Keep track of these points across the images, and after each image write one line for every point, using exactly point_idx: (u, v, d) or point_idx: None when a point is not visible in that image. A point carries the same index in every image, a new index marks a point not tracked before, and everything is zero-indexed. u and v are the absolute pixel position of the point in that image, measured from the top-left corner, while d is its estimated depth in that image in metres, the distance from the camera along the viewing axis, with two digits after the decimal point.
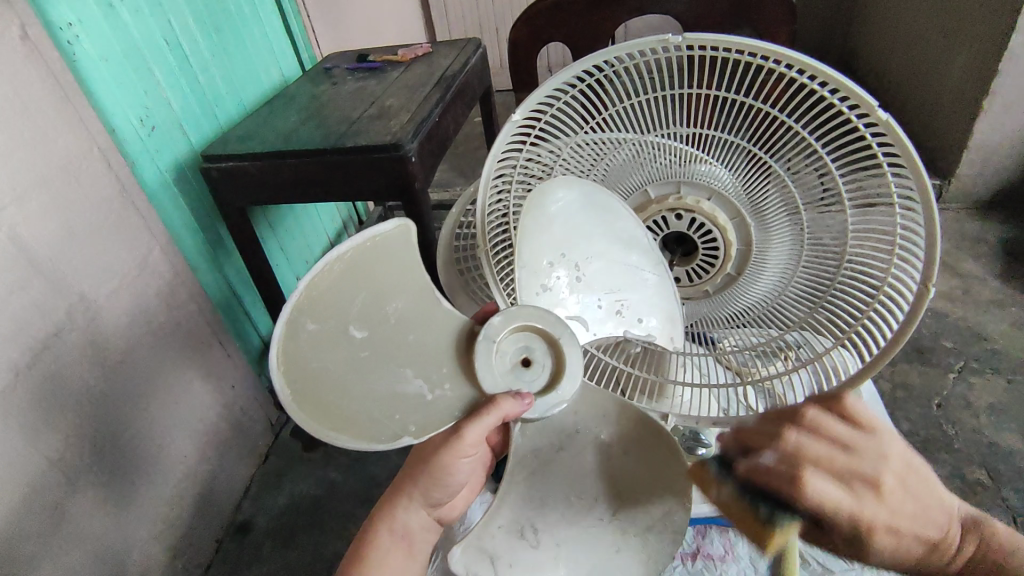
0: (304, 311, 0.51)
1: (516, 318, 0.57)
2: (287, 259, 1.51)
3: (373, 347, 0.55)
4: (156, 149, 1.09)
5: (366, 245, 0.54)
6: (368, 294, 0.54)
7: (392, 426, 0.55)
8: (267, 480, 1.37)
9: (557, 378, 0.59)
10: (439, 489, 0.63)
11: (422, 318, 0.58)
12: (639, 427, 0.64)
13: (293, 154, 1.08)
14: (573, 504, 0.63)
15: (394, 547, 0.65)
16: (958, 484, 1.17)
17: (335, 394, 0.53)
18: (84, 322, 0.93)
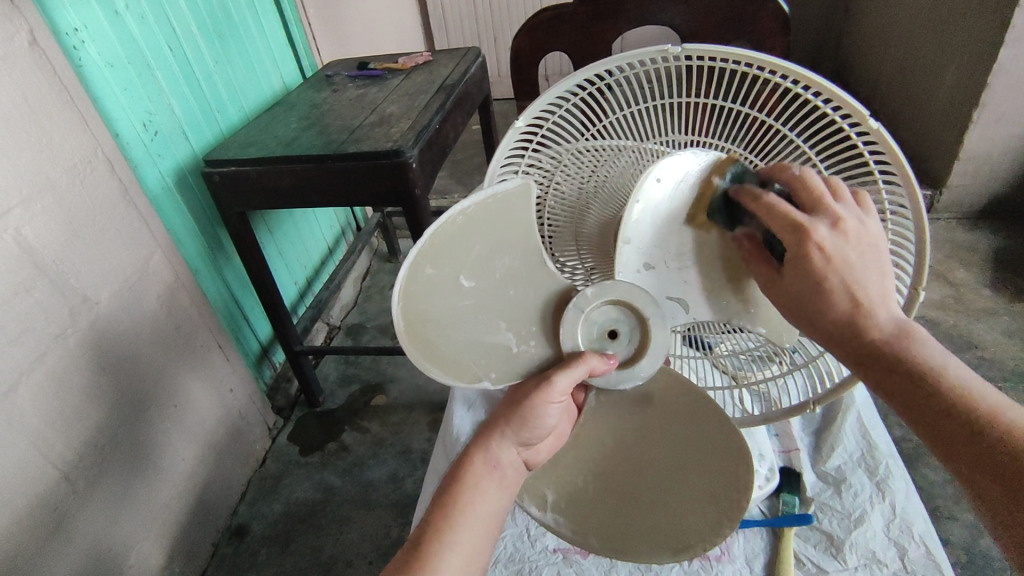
0: (426, 257, 0.54)
1: (608, 290, 0.56)
2: (286, 264, 1.52)
3: (477, 300, 0.57)
4: (158, 154, 1.10)
5: (487, 201, 0.54)
6: (484, 245, 0.55)
7: (479, 370, 0.58)
8: (264, 484, 1.37)
9: (638, 355, 0.57)
10: (534, 429, 0.60)
11: (527, 276, 0.58)
12: (701, 418, 0.62)
13: (294, 160, 1.09)
14: (628, 479, 0.65)
15: (487, 479, 0.60)
16: (951, 489, 1.19)
17: (433, 341, 0.56)
18: (87, 325, 0.93)
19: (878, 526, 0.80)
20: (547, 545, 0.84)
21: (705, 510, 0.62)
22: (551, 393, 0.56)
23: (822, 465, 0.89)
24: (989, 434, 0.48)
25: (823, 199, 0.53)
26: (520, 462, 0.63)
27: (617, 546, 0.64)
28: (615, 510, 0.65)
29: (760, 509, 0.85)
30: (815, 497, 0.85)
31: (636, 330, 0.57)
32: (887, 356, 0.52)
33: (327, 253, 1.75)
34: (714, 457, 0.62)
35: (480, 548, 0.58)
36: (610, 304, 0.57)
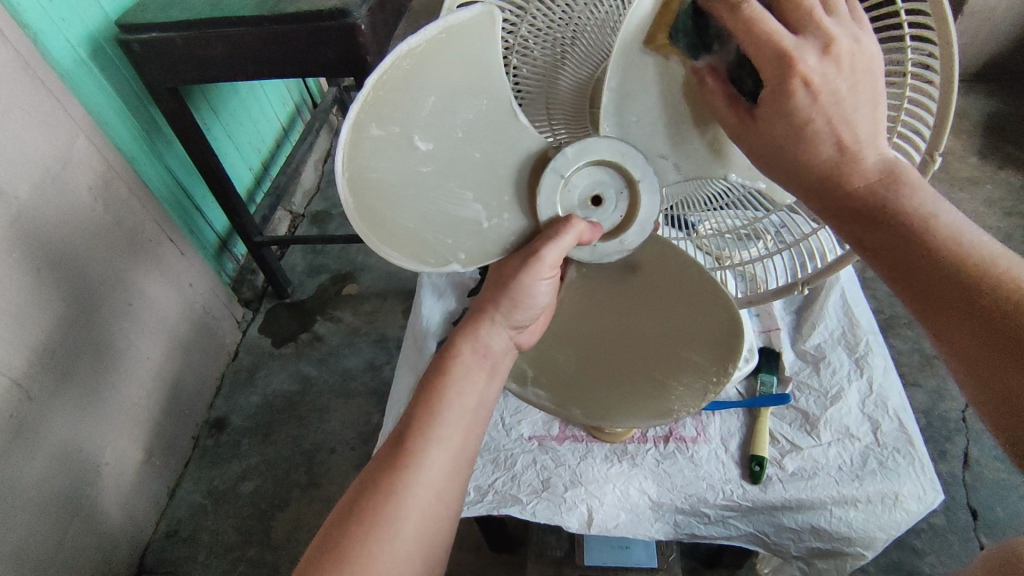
0: (371, 113, 0.46)
1: (592, 153, 0.50)
2: (236, 147, 1.39)
3: (436, 164, 0.49)
4: (62, 19, 0.94)
5: (439, 37, 0.45)
6: (440, 95, 0.47)
7: (444, 250, 0.52)
8: (239, 377, 1.35)
9: (627, 224, 0.52)
10: (524, 306, 0.56)
11: (492, 136, 0.50)
12: (685, 283, 0.59)
13: (224, 23, 0.94)
14: (613, 346, 0.62)
15: (477, 368, 0.55)
16: (917, 357, 1.22)
17: (390, 213, 0.50)
18: (9, 223, 0.84)
19: (853, 402, 0.81)
20: (523, 433, 0.83)
21: (690, 378, 0.61)
22: (540, 268, 0.51)
23: (802, 344, 0.88)
24: (980, 274, 0.41)
25: (814, 13, 0.43)
26: (511, 344, 0.59)
27: (599, 415, 0.63)
28: (593, 378, 0.63)
29: (737, 390, 0.85)
30: (793, 376, 0.85)
31: (621, 195, 0.51)
32: (867, 205, 0.45)
33: (282, 133, 1.61)
34: (702, 327, 0.60)
35: (469, 439, 0.53)
36: (590, 168, 0.50)
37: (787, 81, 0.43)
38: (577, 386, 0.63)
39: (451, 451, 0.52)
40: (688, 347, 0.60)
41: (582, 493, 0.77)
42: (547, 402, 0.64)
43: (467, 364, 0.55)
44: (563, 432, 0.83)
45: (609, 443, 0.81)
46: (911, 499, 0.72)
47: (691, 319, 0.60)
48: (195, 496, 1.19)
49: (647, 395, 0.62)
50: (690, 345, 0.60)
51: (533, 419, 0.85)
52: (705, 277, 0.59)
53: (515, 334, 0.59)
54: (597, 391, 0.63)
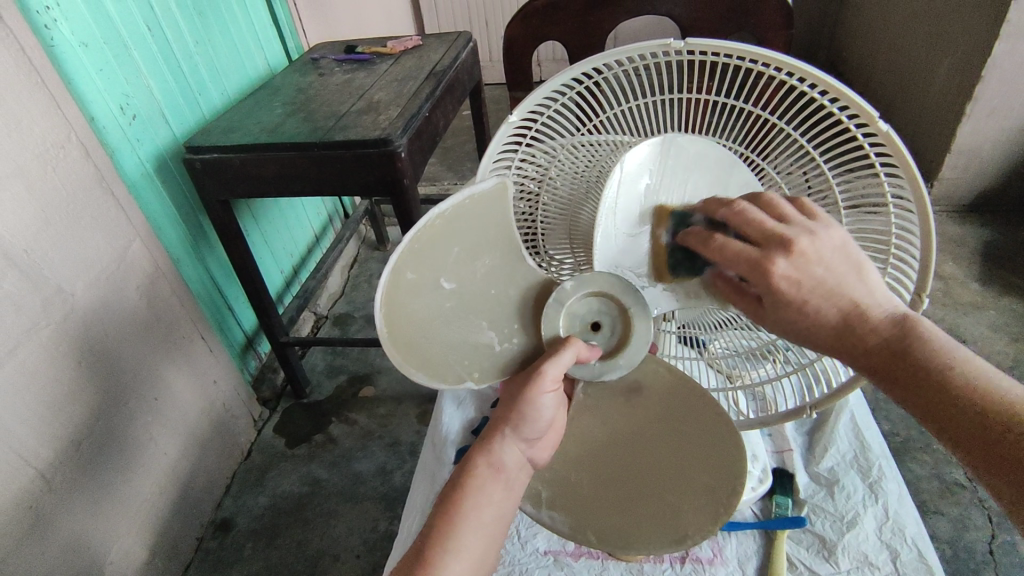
0: (407, 261, 0.52)
1: (588, 283, 0.55)
2: (271, 252, 1.48)
3: (459, 302, 0.55)
4: (137, 139, 1.06)
5: (465, 202, 0.53)
6: (465, 247, 0.54)
7: (462, 372, 0.57)
8: (249, 477, 1.35)
9: (624, 344, 0.56)
10: (535, 421, 0.57)
11: (508, 272, 0.57)
12: (688, 406, 0.61)
13: (278, 148, 1.05)
14: (625, 469, 0.64)
15: (491, 483, 0.57)
16: (937, 484, 1.20)
17: (417, 346, 0.54)
18: (62, 318, 0.90)
19: (870, 529, 0.80)
20: (538, 547, 0.83)
21: (703, 503, 0.62)
22: (543, 383, 0.53)
23: (815, 466, 0.89)
24: (985, 408, 0.47)
25: (767, 222, 0.51)
26: (524, 461, 0.60)
27: (616, 543, 0.63)
28: (608, 501, 0.64)
29: (752, 510, 0.85)
30: (808, 499, 0.85)
31: (615, 318, 0.56)
32: (884, 361, 0.52)
33: (315, 240, 1.72)
34: (709, 447, 0.61)
35: (486, 552, 0.56)
36: (587, 296, 0.56)
37: (770, 268, 0.51)
38: (592, 509, 0.65)
39: (468, 564, 0.55)
40: (695, 472, 0.62)
41: None
42: (563, 524, 0.65)
43: (484, 478, 0.57)
44: (578, 548, 0.82)
45: (625, 562, 0.79)
46: None
47: (697, 443, 0.62)
48: None
49: (662, 520, 0.62)
50: (697, 469, 0.62)
51: (548, 533, 0.84)
52: (702, 401, 0.61)
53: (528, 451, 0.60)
54: (612, 514, 0.64)
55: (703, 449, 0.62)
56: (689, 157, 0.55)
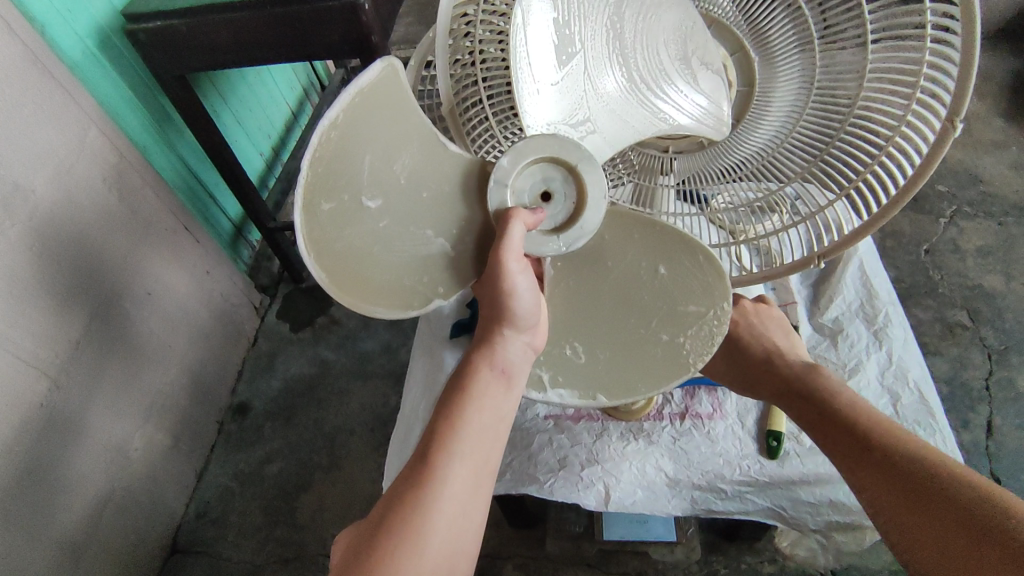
0: (316, 192, 0.50)
1: (526, 154, 0.51)
2: (246, 132, 1.39)
3: (392, 217, 0.54)
4: (68, 10, 0.93)
5: (355, 99, 0.49)
6: (374, 153, 0.52)
7: (429, 295, 0.56)
8: (259, 362, 1.37)
9: (580, 208, 0.53)
10: (516, 303, 0.55)
11: (433, 170, 0.55)
12: (658, 240, 0.59)
13: (227, 9, 0.93)
14: (614, 322, 0.60)
15: (495, 383, 0.55)
16: (939, 327, 1.20)
17: (365, 280, 0.53)
18: (27, 217, 0.85)
19: (871, 375, 0.80)
20: (539, 413, 0.83)
21: (698, 328, 0.59)
22: (505, 262, 0.52)
23: (820, 317, 0.87)
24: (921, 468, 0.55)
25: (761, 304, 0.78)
26: (529, 353, 0.58)
27: (620, 391, 0.60)
28: (604, 356, 0.61)
29: None
30: (811, 350, 0.84)
31: (562, 181, 0.53)
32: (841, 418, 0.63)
33: (292, 117, 1.60)
34: (689, 279, 0.59)
35: (493, 454, 0.52)
36: (532, 166, 0.52)
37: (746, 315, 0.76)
38: (592, 369, 0.60)
39: (471, 469, 0.50)
40: (684, 304, 0.59)
41: (599, 471, 0.77)
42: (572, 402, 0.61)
43: (486, 377, 0.54)
44: (578, 411, 0.83)
45: (624, 421, 0.81)
46: None
47: (682, 283, 0.59)
48: (221, 480, 1.22)
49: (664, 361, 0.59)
50: (687, 300, 0.59)
51: None
52: (672, 231, 0.58)
53: (529, 345, 0.58)
54: (612, 367, 0.60)
55: (693, 282, 0.59)
56: None
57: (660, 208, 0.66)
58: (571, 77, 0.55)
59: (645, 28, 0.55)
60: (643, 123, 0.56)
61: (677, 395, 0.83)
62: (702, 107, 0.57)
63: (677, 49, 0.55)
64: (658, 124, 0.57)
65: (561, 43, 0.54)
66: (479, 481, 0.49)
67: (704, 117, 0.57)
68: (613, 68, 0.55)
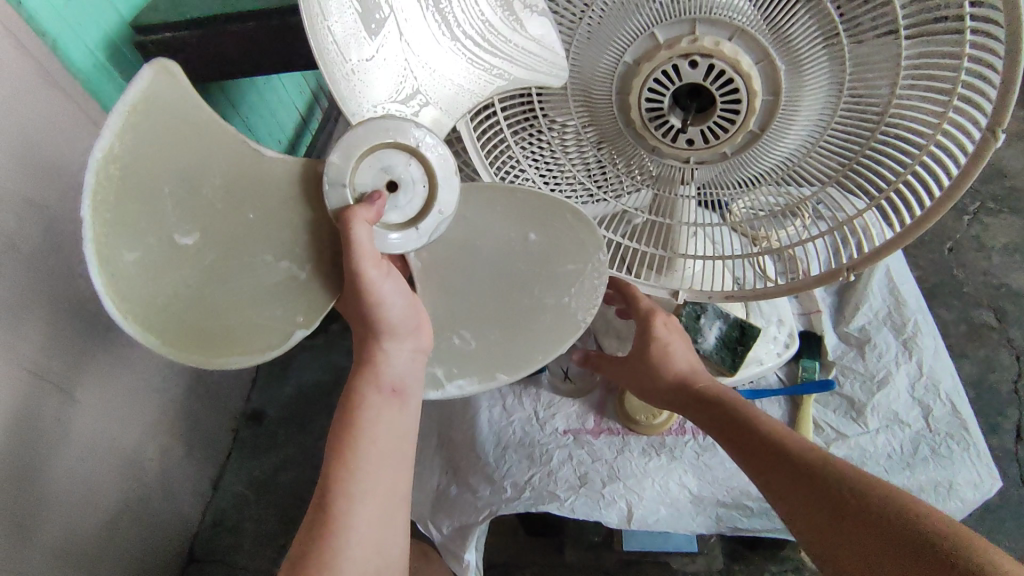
0: (110, 244, 0.53)
1: (356, 150, 0.55)
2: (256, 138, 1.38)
3: (209, 245, 0.57)
4: (78, 22, 0.89)
5: (121, 131, 0.52)
6: (168, 182, 0.55)
7: (281, 325, 0.59)
8: (273, 368, 1.35)
9: (432, 194, 0.58)
10: (381, 308, 0.59)
11: (250, 190, 0.58)
12: (522, 213, 0.64)
13: (234, 19, 0.92)
14: (497, 308, 0.66)
15: (383, 404, 0.61)
16: (963, 328, 1.18)
17: (179, 308, 0.56)
18: (40, 232, 0.84)
19: (902, 387, 0.82)
20: (557, 427, 0.83)
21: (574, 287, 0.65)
22: (361, 261, 0.55)
23: (845, 326, 0.87)
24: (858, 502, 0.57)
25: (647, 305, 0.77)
26: (416, 356, 0.62)
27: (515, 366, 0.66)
28: (489, 339, 0.66)
29: (777, 376, 0.84)
30: (837, 360, 0.85)
31: (400, 174, 0.57)
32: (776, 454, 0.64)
33: (302, 121, 1.60)
34: (560, 240, 0.64)
35: (398, 482, 0.60)
36: (366, 164, 0.56)
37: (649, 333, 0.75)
38: (479, 352, 0.66)
39: (380, 500, 0.58)
40: (560, 268, 0.65)
41: (621, 488, 0.79)
42: (472, 386, 0.66)
43: (378, 401, 0.60)
44: (598, 425, 0.83)
45: (645, 435, 0.81)
46: (966, 486, 0.76)
47: (556, 254, 0.65)
48: (237, 487, 1.23)
49: (553, 324, 0.66)
50: (563, 262, 0.65)
51: (567, 413, 0.84)
52: (536, 200, 0.63)
53: (412, 348, 0.62)
54: (501, 347, 0.66)
55: (567, 244, 0.64)
56: None
57: (678, 220, 0.67)
58: (387, 46, 0.56)
59: None
60: (476, 79, 0.59)
61: None
62: (536, 54, 0.57)
63: (492, 0, 0.56)
64: (493, 80, 0.59)
65: (367, 13, 0.55)
66: (382, 509, 0.58)
67: (541, 64, 0.58)
68: (430, 24, 0.57)
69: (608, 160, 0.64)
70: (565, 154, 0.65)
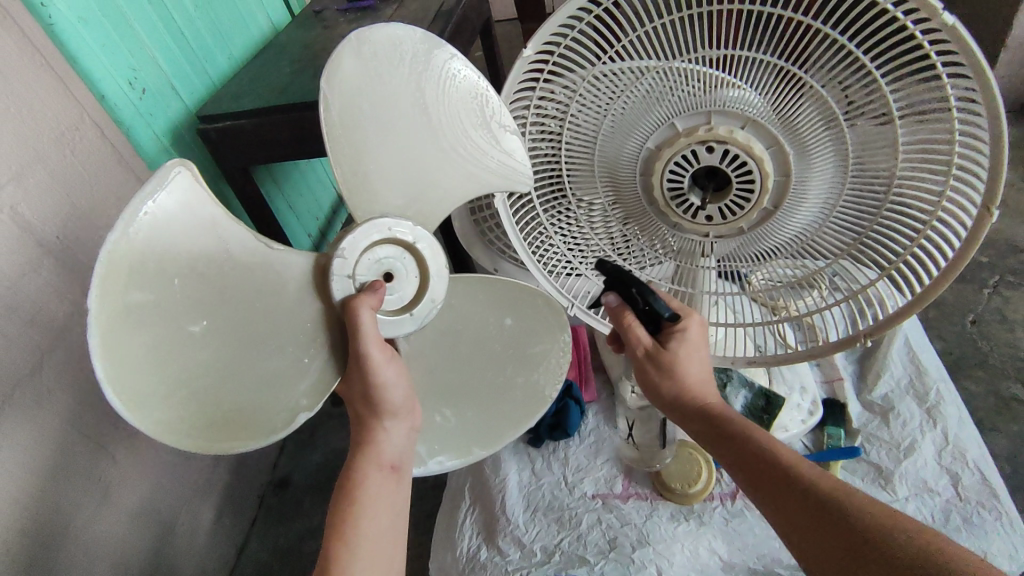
0: (111, 342, 0.51)
1: (360, 249, 0.62)
2: (296, 216, 1.47)
3: (215, 336, 0.58)
4: (149, 114, 1.01)
5: (134, 229, 0.51)
6: (179, 277, 0.54)
7: (289, 407, 0.64)
8: (300, 436, 1.39)
9: (425, 284, 0.65)
10: (387, 392, 0.64)
11: (255, 282, 0.61)
12: (511, 302, 0.72)
13: (289, 109, 1.02)
14: (477, 390, 0.74)
15: (383, 480, 0.64)
16: (993, 400, 1.16)
17: (182, 402, 0.56)
18: None
19: (929, 455, 0.81)
20: (586, 491, 0.84)
21: (544, 371, 0.74)
22: (367, 346, 0.60)
23: (868, 395, 0.89)
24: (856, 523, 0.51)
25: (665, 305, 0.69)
26: (410, 433, 0.68)
27: (489, 439, 0.75)
28: (468, 416, 0.74)
29: (803, 444, 0.86)
30: (862, 428, 0.86)
31: (395, 266, 0.64)
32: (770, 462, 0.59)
33: (338, 200, 1.69)
34: (534, 327, 0.73)
35: (393, 555, 0.63)
36: (366, 258, 0.62)
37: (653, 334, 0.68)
38: (459, 427, 0.74)
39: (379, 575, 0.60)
40: (531, 353, 0.73)
41: (652, 553, 0.77)
42: (452, 463, 0.74)
43: (378, 475, 0.64)
44: (626, 490, 0.84)
45: (678, 505, 0.82)
46: (1002, 557, 0.73)
47: (529, 339, 0.73)
48: (262, 553, 1.22)
49: (526, 400, 0.75)
50: (535, 348, 0.73)
51: (595, 477, 0.86)
52: (515, 289, 0.71)
53: (409, 426, 0.68)
54: (478, 421, 0.74)
55: (538, 332, 0.73)
56: (388, 55, 0.59)
57: (701, 289, 0.72)
58: (392, 156, 0.63)
59: (447, 102, 0.62)
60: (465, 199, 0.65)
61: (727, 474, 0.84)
62: (511, 165, 0.65)
63: (476, 118, 0.63)
64: (472, 185, 0.67)
65: (377, 130, 0.61)
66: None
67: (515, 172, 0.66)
68: (426, 140, 0.63)
69: (633, 235, 0.70)
70: (591, 226, 0.71)
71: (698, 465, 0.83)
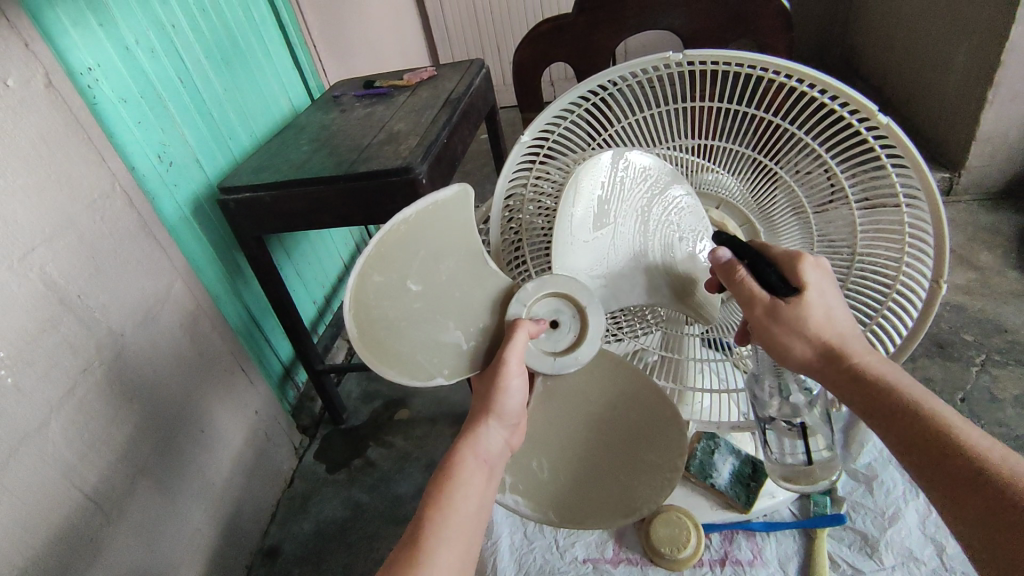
0: (373, 265, 0.55)
1: (541, 285, 0.60)
2: (304, 284, 1.52)
3: (428, 300, 0.59)
4: (173, 184, 1.09)
5: (425, 210, 0.57)
6: (428, 251, 0.58)
7: (430, 367, 0.59)
8: (293, 504, 1.37)
9: (581, 340, 0.61)
10: (506, 399, 0.62)
11: (471, 277, 0.61)
12: (632, 388, 0.67)
13: (305, 182, 1.09)
14: (591, 458, 0.67)
15: (478, 472, 0.61)
16: None
17: (378, 326, 0.56)
18: (113, 357, 0.93)
19: (912, 524, 0.82)
20: (577, 556, 0.85)
21: (652, 475, 0.66)
22: (507, 368, 0.59)
23: (852, 463, 0.90)
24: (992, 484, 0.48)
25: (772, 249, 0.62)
26: (504, 447, 0.65)
27: (575, 516, 0.65)
28: (575, 478, 0.67)
29: (790, 510, 0.87)
30: (847, 497, 0.87)
31: (562, 311, 0.61)
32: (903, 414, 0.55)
33: (344, 270, 1.76)
34: (652, 427, 0.67)
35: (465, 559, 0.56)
36: (541, 297, 0.61)
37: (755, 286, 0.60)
38: (554, 487, 0.67)
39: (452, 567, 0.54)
40: (647, 447, 0.67)
41: None
42: (525, 511, 0.66)
43: (473, 467, 0.61)
44: (616, 555, 0.84)
45: (666, 569, 0.81)
46: None
47: (646, 423, 0.67)
48: None
49: (625, 496, 0.66)
50: (648, 444, 0.67)
51: (587, 541, 0.86)
52: (648, 383, 0.67)
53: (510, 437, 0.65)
54: (586, 494, 0.66)
55: (648, 418, 0.67)
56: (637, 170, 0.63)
57: (688, 355, 0.74)
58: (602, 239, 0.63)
59: (668, 216, 0.64)
60: (638, 241, 0.64)
61: (715, 540, 0.84)
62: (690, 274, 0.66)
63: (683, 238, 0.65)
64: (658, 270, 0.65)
65: (600, 214, 0.63)
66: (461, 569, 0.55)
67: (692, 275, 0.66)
68: (639, 235, 0.64)
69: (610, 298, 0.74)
70: None
71: (686, 530, 0.82)
